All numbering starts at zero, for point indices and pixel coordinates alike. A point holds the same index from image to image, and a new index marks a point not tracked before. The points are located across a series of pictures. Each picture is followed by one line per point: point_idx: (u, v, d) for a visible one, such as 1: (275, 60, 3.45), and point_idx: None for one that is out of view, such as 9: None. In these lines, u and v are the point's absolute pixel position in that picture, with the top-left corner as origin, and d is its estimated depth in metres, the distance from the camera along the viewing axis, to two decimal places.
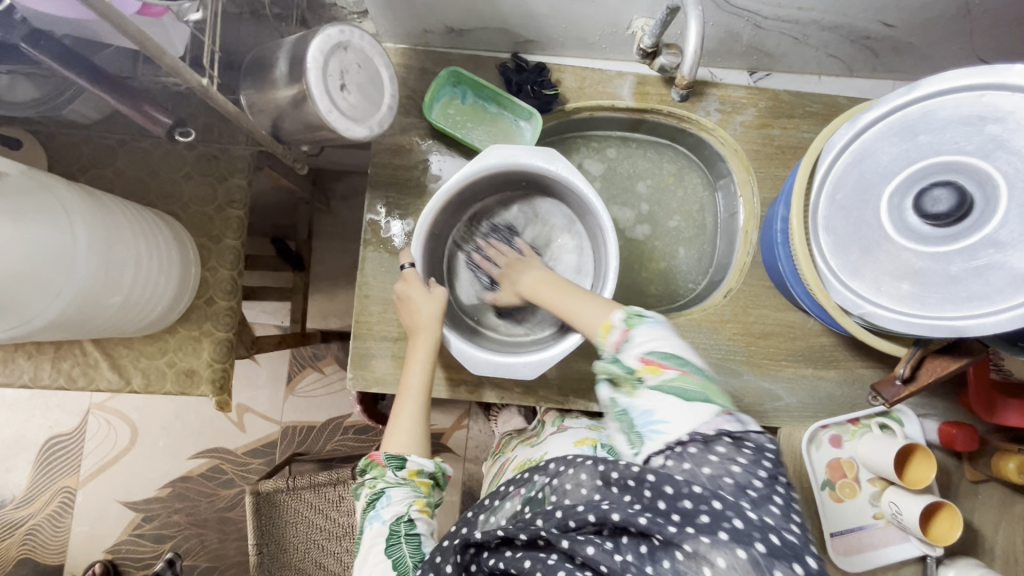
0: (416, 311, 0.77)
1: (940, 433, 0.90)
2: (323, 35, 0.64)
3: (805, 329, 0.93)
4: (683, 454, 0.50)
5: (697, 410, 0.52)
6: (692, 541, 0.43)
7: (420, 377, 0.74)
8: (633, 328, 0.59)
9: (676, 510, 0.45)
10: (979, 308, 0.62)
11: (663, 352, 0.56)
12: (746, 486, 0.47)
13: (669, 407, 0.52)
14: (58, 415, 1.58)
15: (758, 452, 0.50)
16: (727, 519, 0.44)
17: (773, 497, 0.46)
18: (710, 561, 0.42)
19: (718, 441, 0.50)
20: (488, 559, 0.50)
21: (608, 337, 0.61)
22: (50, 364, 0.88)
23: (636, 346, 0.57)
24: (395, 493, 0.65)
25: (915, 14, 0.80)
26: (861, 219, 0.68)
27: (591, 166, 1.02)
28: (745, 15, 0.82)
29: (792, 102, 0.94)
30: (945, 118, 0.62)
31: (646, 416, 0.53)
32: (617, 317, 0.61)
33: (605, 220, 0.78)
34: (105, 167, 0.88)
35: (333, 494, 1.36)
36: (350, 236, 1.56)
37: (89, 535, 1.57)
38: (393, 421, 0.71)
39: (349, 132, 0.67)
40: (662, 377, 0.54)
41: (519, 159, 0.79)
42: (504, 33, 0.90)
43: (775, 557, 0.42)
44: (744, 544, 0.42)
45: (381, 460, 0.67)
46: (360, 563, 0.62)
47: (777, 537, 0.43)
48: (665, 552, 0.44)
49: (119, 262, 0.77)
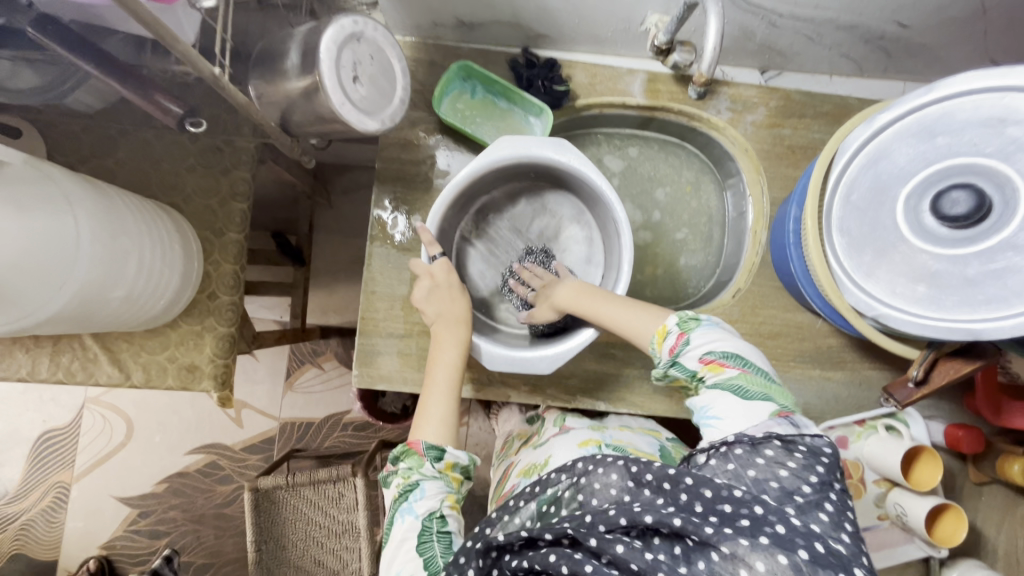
0: (436, 305, 0.76)
1: (945, 435, 0.90)
2: (337, 26, 0.63)
3: (812, 330, 0.92)
4: (728, 454, 0.50)
5: (754, 408, 0.56)
6: (731, 543, 0.43)
7: (444, 369, 0.73)
8: (689, 331, 0.64)
9: (716, 513, 0.45)
10: (996, 311, 0.62)
11: (721, 352, 0.61)
12: (792, 491, 0.46)
13: (725, 404, 0.57)
14: (52, 409, 1.55)
15: (812, 456, 0.49)
16: (769, 524, 0.43)
17: (822, 504, 0.45)
18: (748, 563, 0.41)
19: (768, 444, 0.50)
20: (511, 561, 0.49)
21: (664, 343, 0.66)
22: (48, 358, 0.86)
23: (693, 348, 0.63)
24: (429, 487, 0.64)
25: (930, 14, 0.80)
26: (877, 220, 0.67)
27: (611, 163, 1.02)
28: (761, 13, 0.81)
29: (804, 102, 0.93)
30: (965, 120, 0.62)
31: (705, 412, 0.59)
32: (672, 321, 0.66)
33: (619, 213, 0.77)
34: (107, 158, 0.86)
35: (333, 491, 1.35)
36: (352, 231, 1.54)
37: (83, 530, 1.55)
38: (422, 406, 0.70)
39: (361, 125, 0.66)
40: (721, 376, 0.60)
41: (534, 153, 0.77)
42: (516, 27, 0.88)
43: (819, 564, 0.41)
44: (785, 549, 0.41)
45: (419, 449, 0.65)
46: (388, 556, 0.61)
47: (821, 544, 0.42)
48: (701, 552, 0.43)
49: (122, 254, 0.75)
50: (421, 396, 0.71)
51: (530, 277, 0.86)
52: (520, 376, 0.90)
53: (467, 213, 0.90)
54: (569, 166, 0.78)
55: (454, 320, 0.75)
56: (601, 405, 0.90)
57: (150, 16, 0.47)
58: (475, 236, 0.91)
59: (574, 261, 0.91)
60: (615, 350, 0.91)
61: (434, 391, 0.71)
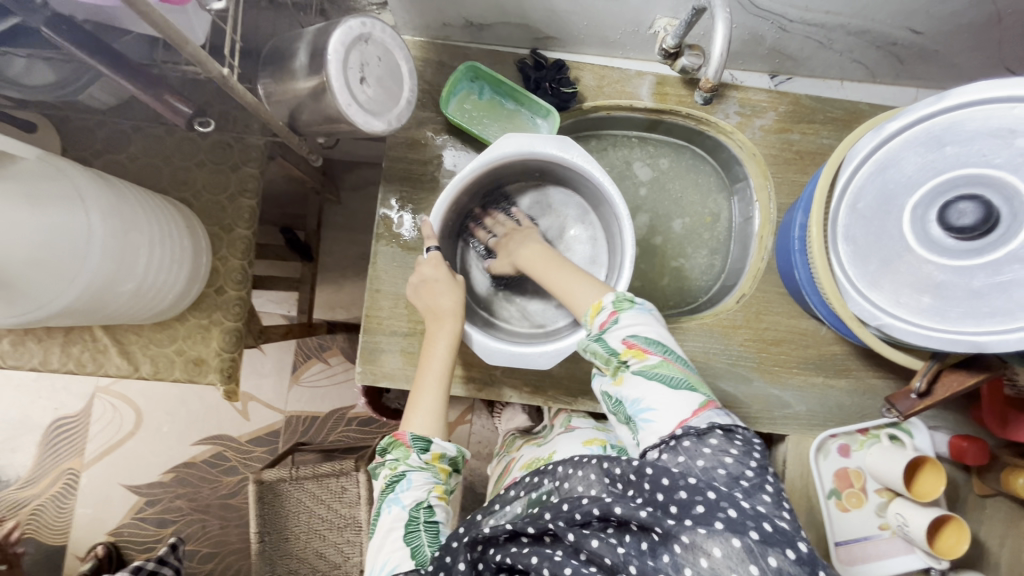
0: (436, 296, 0.76)
1: (949, 446, 0.89)
2: (345, 27, 0.63)
3: (817, 336, 0.92)
4: (677, 446, 0.51)
5: (683, 398, 0.54)
6: (689, 532, 0.43)
7: (440, 362, 0.73)
8: (621, 311, 0.61)
9: (674, 502, 0.46)
10: (1002, 324, 0.61)
11: (647, 337, 0.58)
12: (738, 477, 0.47)
13: (657, 396, 0.55)
14: (64, 398, 1.58)
15: (749, 444, 0.51)
16: (721, 509, 0.44)
17: (767, 485, 0.47)
18: (706, 550, 0.42)
19: (712, 434, 0.51)
20: (495, 554, 0.50)
21: (596, 318, 0.63)
22: (59, 349, 0.88)
23: (620, 329, 0.59)
24: (415, 478, 0.65)
25: (944, 21, 0.79)
26: (883, 229, 0.67)
27: (641, 170, 1.02)
28: (771, 17, 0.80)
29: (813, 107, 0.93)
30: (974, 130, 0.61)
31: (636, 405, 0.56)
32: (606, 299, 0.63)
33: (623, 213, 0.77)
34: (119, 153, 0.88)
35: (335, 485, 1.36)
36: (359, 228, 1.55)
37: (93, 517, 1.58)
38: (414, 398, 0.71)
39: (367, 125, 0.66)
40: (646, 362, 0.56)
41: (541, 150, 0.77)
42: (524, 28, 0.88)
43: (768, 544, 0.42)
44: (737, 532, 0.42)
45: (405, 441, 0.67)
46: (376, 546, 0.62)
47: (770, 524, 0.43)
48: (665, 546, 0.44)
49: (133, 249, 0.76)
50: (413, 391, 0.72)
51: (493, 225, 0.87)
52: (521, 377, 0.90)
53: (474, 209, 0.90)
54: (578, 164, 0.78)
55: (453, 312, 0.75)
56: (603, 407, 0.91)
57: (160, 18, 0.47)
58: (482, 231, 0.92)
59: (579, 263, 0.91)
60: None
61: (428, 385, 0.71)
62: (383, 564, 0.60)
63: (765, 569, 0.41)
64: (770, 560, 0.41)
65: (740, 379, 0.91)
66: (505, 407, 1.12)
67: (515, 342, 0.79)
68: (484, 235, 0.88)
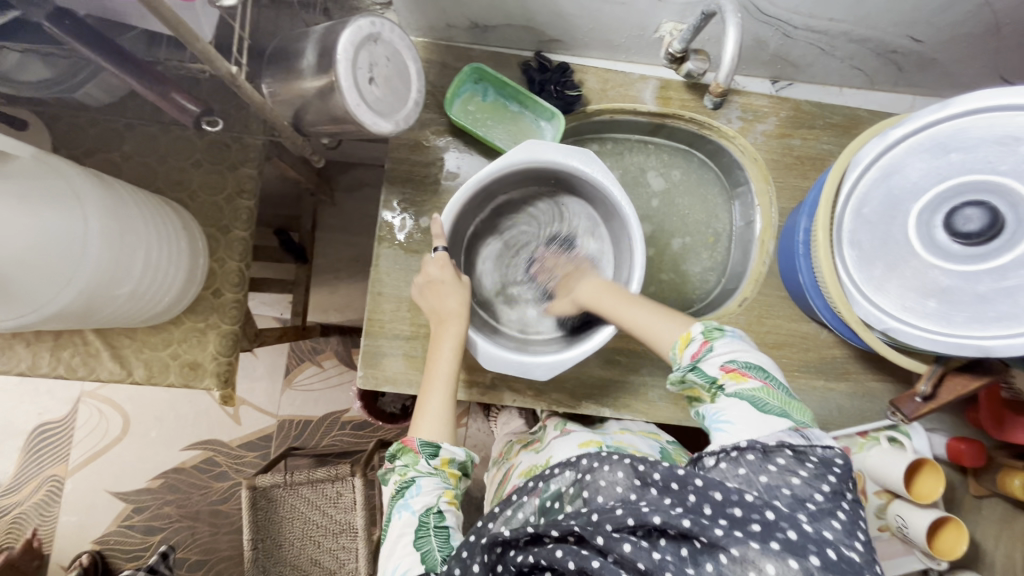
0: (442, 297, 0.76)
1: (947, 448, 0.90)
2: (354, 26, 0.62)
3: (817, 340, 0.93)
4: (740, 458, 0.51)
5: (770, 421, 0.53)
6: (740, 546, 0.43)
7: (448, 365, 0.72)
8: (713, 340, 0.62)
9: (726, 515, 0.45)
10: (1007, 327, 0.62)
11: (744, 363, 0.59)
12: (805, 499, 0.47)
13: (741, 413, 0.55)
14: (48, 402, 1.54)
15: (824, 466, 0.49)
16: (781, 529, 0.44)
17: (836, 513, 0.46)
18: (758, 566, 0.42)
19: (779, 453, 0.50)
20: (516, 556, 0.49)
21: (686, 349, 0.64)
22: (49, 352, 0.86)
23: (715, 356, 0.61)
24: (425, 483, 0.64)
25: (943, 30, 0.80)
26: (888, 234, 0.68)
27: (654, 180, 1.02)
28: (775, 23, 0.81)
29: (813, 112, 0.94)
30: (978, 137, 0.62)
31: (717, 417, 0.57)
32: (696, 329, 0.64)
33: (635, 227, 0.76)
34: (112, 151, 0.86)
35: (331, 490, 1.34)
36: (354, 230, 1.54)
37: (77, 525, 1.54)
38: (421, 404, 0.70)
39: (375, 126, 0.65)
40: (742, 385, 0.58)
41: (558, 160, 0.77)
42: (529, 31, 0.88)
43: (830, 570, 0.41)
44: (797, 554, 0.42)
45: (414, 447, 0.66)
46: (386, 552, 0.61)
47: (835, 552, 0.43)
48: (708, 555, 0.44)
49: (130, 251, 0.74)
50: (421, 394, 0.71)
51: (553, 267, 0.89)
52: (524, 381, 0.90)
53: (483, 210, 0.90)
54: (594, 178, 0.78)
55: (459, 316, 0.75)
56: (606, 411, 0.90)
57: (171, 14, 0.46)
58: (489, 233, 0.92)
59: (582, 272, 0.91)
60: (620, 356, 0.91)
61: (434, 387, 0.71)
62: (394, 568, 0.59)
63: None
64: None
65: None
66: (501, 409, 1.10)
67: (518, 351, 0.79)
68: (545, 279, 0.89)
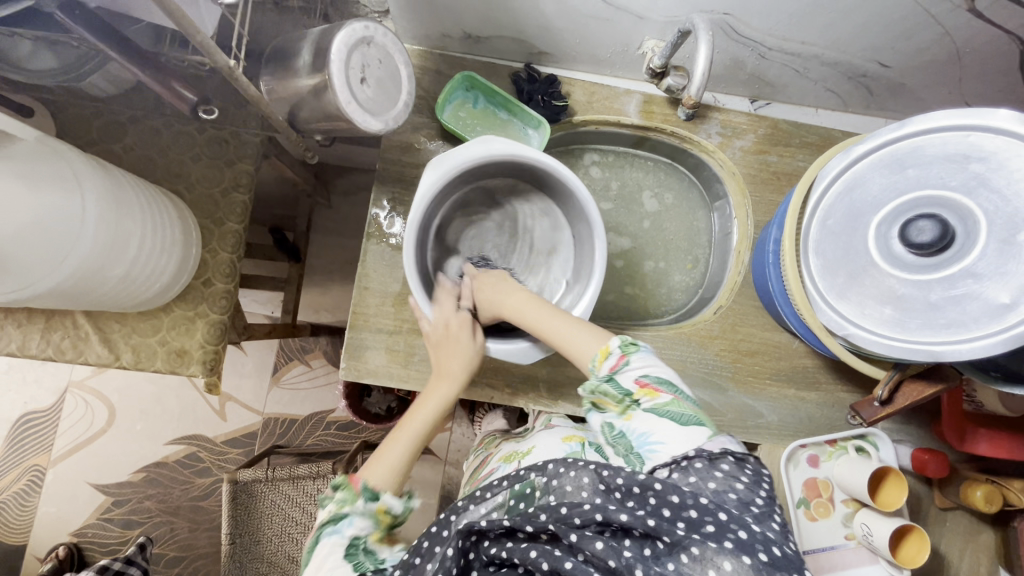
0: (451, 357, 0.78)
1: (912, 458, 0.92)
2: (349, 29, 0.66)
3: (789, 349, 0.96)
4: (689, 467, 0.55)
5: (692, 433, 0.59)
6: (699, 545, 0.46)
7: (421, 422, 0.71)
8: (630, 354, 0.67)
9: (682, 518, 0.48)
10: (954, 334, 0.65)
11: (657, 377, 0.64)
12: (749, 502, 0.50)
13: (665, 429, 0.59)
14: (35, 391, 1.55)
15: (757, 476, 0.53)
16: (732, 530, 0.47)
17: (774, 514, 0.50)
18: (716, 564, 0.45)
19: (723, 459, 0.54)
20: (489, 548, 0.51)
21: (604, 362, 0.68)
22: (39, 335, 0.88)
23: (632, 369, 0.65)
24: (357, 525, 0.61)
25: (909, 56, 0.85)
26: (850, 245, 0.71)
27: (649, 201, 1.06)
28: (751, 44, 0.85)
29: (790, 131, 0.98)
30: (933, 155, 0.66)
31: (643, 437, 0.60)
32: (614, 344, 0.69)
33: (566, 173, 0.79)
34: (114, 143, 0.89)
35: (312, 487, 1.36)
36: (348, 232, 1.57)
37: (57, 516, 1.54)
38: (381, 449, 0.68)
39: (365, 124, 0.69)
40: (658, 401, 0.62)
41: (495, 150, 0.79)
42: (520, 43, 0.92)
43: (776, 566, 0.45)
44: (748, 552, 0.46)
45: (357, 485, 0.63)
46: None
47: (778, 549, 0.46)
48: (670, 555, 0.47)
49: (124, 235, 0.76)
50: (384, 441, 0.69)
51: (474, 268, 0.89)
52: (504, 378, 0.92)
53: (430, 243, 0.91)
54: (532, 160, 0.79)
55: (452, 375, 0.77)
56: (582, 411, 0.93)
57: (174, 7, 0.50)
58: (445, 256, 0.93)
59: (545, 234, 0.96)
60: None
61: (399, 437, 0.69)
62: None
63: None
64: None
65: (716, 388, 0.93)
66: (489, 412, 1.19)
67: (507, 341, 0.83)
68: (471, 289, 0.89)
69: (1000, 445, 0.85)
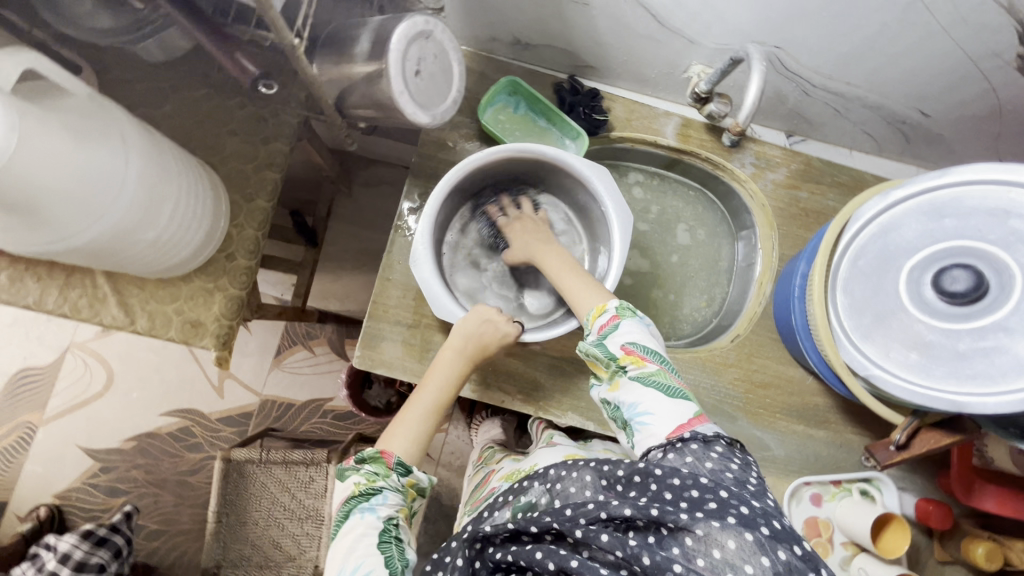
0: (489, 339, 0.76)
1: (916, 508, 0.92)
2: (410, 21, 0.66)
3: (802, 386, 0.96)
4: (684, 448, 0.54)
5: (679, 405, 0.60)
6: (703, 525, 0.45)
7: (433, 391, 0.74)
8: (623, 317, 0.68)
9: (683, 498, 0.47)
10: (982, 385, 0.65)
11: (644, 345, 0.64)
12: (745, 480, 0.51)
13: (655, 402, 0.60)
14: (36, 348, 1.55)
15: (747, 464, 0.54)
16: (733, 506, 0.46)
17: (767, 494, 0.50)
18: (720, 543, 0.44)
19: (717, 442, 0.55)
20: (494, 552, 0.50)
21: (597, 320, 0.70)
22: (57, 291, 0.87)
23: (620, 334, 0.66)
24: (391, 496, 0.64)
25: (951, 108, 0.86)
26: (880, 287, 0.71)
27: (683, 234, 1.07)
28: (797, 80, 0.86)
29: (823, 169, 0.99)
30: (972, 207, 0.67)
31: (633, 408, 0.61)
32: (611, 304, 0.70)
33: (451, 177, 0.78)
34: (153, 108, 0.90)
35: (304, 475, 1.33)
36: (367, 223, 1.58)
37: (42, 476, 1.52)
38: (394, 423, 0.71)
39: (415, 116, 0.69)
40: (644, 369, 0.62)
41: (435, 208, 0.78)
42: (567, 54, 0.93)
43: (778, 539, 0.44)
44: (750, 527, 0.44)
45: (388, 459, 0.66)
46: (345, 551, 0.60)
47: (778, 521, 0.45)
48: (673, 539, 0.45)
49: (159, 200, 0.76)
50: (399, 412, 0.71)
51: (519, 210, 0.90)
52: (516, 384, 0.92)
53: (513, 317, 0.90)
54: (474, 160, 0.79)
55: (456, 347, 0.76)
56: (591, 425, 0.92)
57: None
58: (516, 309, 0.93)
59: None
60: None
61: (415, 407, 0.72)
62: (356, 567, 0.59)
63: (776, 562, 0.42)
64: (781, 555, 0.43)
65: (726, 417, 0.93)
66: (483, 421, 1.19)
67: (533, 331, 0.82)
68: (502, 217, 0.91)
69: (1005, 503, 0.85)
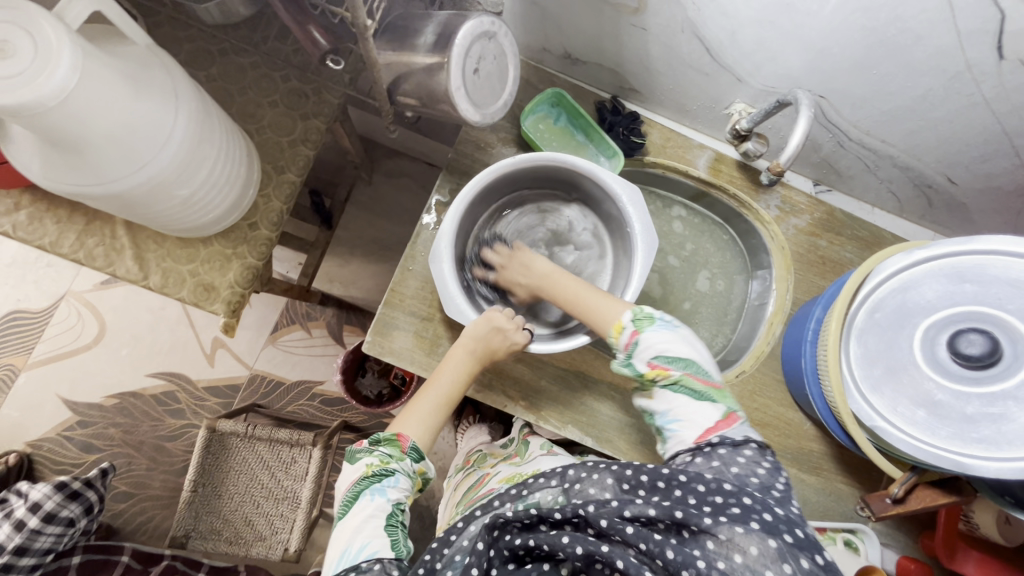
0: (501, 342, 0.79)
1: (897, 565, 0.93)
2: (477, 21, 0.68)
3: (800, 430, 0.96)
4: (712, 453, 0.56)
5: (707, 409, 0.60)
6: (727, 530, 0.46)
7: (447, 383, 0.77)
8: (642, 330, 0.68)
9: (708, 502, 0.48)
10: (988, 451, 0.67)
11: (667, 355, 0.64)
12: (770, 486, 0.52)
13: (684, 407, 0.61)
14: (30, 292, 1.52)
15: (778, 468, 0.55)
16: (757, 512, 0.46)
17: (793, 500, 0.51)
18: (742, 548, 0.45)
19: (746, 446, 0.56)
20: (512, 539, 0.50)
21: (620, 337, 0.70)
22: (74, 236, 0.86)
23: (643, 350, 0.66)
24: (401, 480, 0.65)
25: (979, 179, 0.88)
26: (894, 342, 0.73)
27: (703, 283, 1.07)
28: (834, 131, 0.89)
29: (844, 221, 1.01)
30: (994, 275, 0.69)
31: (666, 416, 0.62)
32: (628, 318, 0.71)
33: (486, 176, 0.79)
34: (199, 68, 0.90)
35: (287, 455, 1.31)
36: (383, 212, 1.58)
37: (16, 422, 1.49)
38: (407, 409, 0.73)
39: (466, 112, 0.70)
40: (669, 379, 0.63)
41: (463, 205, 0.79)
42: (613, 74, 0.95)
43: (800, 548, 0.45)
44: (773, 534, 0.45)
45: (403, 444, 0.68)
46: (351, 529, 0.59)
47: (802, 531, 0.46)
48: (695, 541, 0.47)
49: (202, 157, 0.76)
50: (412, 397, 0.75)
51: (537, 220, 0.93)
52: (520, 391, 0.92)
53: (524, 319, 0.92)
54: (507, 166, 0.80)
55: (467, 346, 0.79)
56: (589, 440, 0.92)
57: None
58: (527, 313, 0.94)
59: (527, 203, 0.97)
60: (614, 392, 0.94)
61: (428, 394, 0.75)
62: (362, 546, 0.57)
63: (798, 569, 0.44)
64: (801, 563, 0.44)
65: None
66: (473, 425, 1.18)
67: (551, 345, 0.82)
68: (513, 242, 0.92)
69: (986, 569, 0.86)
